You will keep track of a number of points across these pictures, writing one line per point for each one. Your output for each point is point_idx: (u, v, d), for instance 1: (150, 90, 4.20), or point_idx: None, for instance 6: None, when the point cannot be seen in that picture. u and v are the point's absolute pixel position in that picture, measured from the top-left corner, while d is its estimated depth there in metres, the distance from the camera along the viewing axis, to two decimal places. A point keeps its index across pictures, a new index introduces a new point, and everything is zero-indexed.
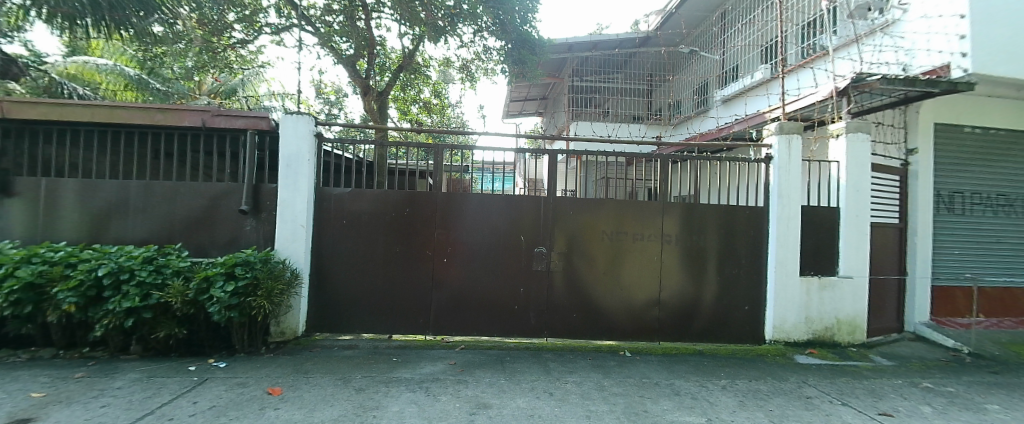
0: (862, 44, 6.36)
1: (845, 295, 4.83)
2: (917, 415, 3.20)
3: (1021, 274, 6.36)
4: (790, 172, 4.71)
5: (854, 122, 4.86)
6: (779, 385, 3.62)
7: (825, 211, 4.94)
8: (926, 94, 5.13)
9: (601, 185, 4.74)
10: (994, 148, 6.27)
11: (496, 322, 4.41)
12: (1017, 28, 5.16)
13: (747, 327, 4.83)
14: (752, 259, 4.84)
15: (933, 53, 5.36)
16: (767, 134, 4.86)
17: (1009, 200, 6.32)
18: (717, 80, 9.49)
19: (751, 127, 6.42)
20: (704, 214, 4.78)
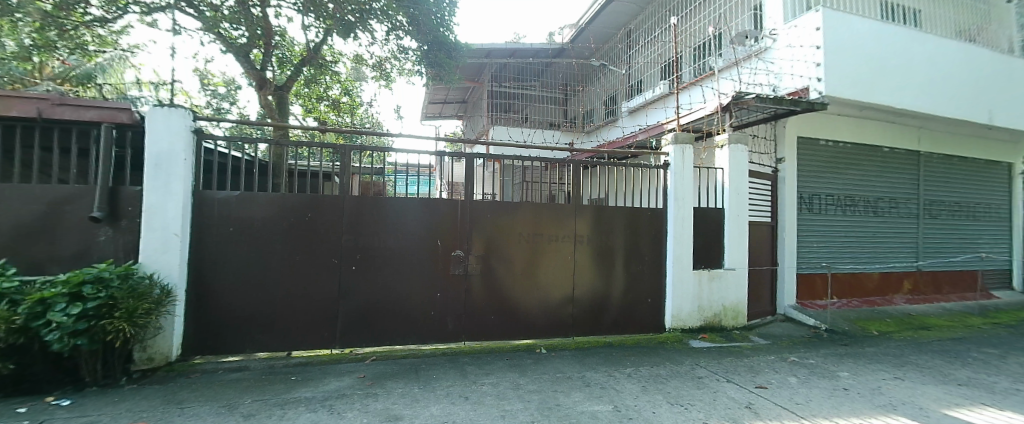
0: (741, 67, 7.25)
1: (729, 284, 5.46)
2: (785, 385, 3.69)
3: (862, 261, 7.69)
4: (684, 177, 5.21)
5: (735, 134, 5.52)
6: (677, 369, 3.95)
7: (714, 212, 5.53)
8: (790, 111, 6.00)
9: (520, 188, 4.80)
10: (841, 158, 7.51)
11: (409, 329, 4.25)
12: (858, 58, 6.22)
13: (651, 318, 5.22)
14: (654, 256, 5.24)
15: (796, 77, 6.31)
16: (665, 143, 5.31)
17: (851, 200, 7.62)
18: (624, 93, 10.21)
19: (653, 136, 7.00)
20: (613, 215, 5.08)
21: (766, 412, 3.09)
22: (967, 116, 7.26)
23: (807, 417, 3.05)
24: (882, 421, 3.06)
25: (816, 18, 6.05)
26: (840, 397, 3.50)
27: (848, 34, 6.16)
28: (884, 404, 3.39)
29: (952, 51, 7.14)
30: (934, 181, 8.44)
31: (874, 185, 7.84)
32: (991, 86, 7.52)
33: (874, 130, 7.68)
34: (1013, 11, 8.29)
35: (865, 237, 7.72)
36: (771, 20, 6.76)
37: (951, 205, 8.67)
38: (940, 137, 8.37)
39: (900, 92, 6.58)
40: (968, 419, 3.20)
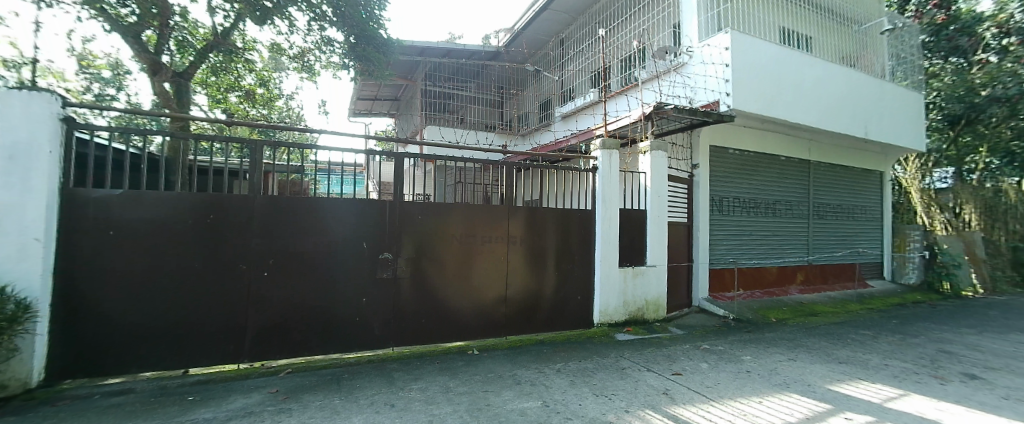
0: (662, 79, 7.78)
1: (651, 280, 5.83)
2: (697, 371, 4.01)
3: (763, 257, 8.59)
4: (610, 181, 5.46)
5: (656, 141, 5.90)
6: (602, 362, 4.12)
7: (637, 213, 5.87)
8: (703, 122, 6.55)
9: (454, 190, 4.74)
10: (746, 164, 8.35)
11: (331, 338, 4.00)
12: (760, 76, 6.96)
13: (580, 315, 5.40)
14: (584, 255, 5.43)
15: (708, 91, 6.93)
16: (593, 148, 5.52)
17: (754, 202, 8.50)
18: (557, 98, 10.51)
19: (583, 142, 7.26)
20: (545, 217, 5.18)
21: (681, 397, 3.32)
22: (846, 129, 8.40)
23: (715, 398, 3.33)
24: (777, 398, 3.43)
25: (725, 39, 6.66)
26: (743, 379, 3.86)
27: (752, 54, 6.86)
28: (779, 383, 3.81)
29: (834, 74, 8.22)
30: (820, 187, 9.68)
31: (773, 189, 8.81)
32: (865, 105, 8.77)
33: (772, 140, 8.63)
34: (883, 42, 9.65)
35: (766, 235, 8.64)
36: (688, 38, 7.32)
37: (834, 207, 9.99)
38: (825, 148, 9.61)
39: (794, 107, 7.46)
40: (844, 391, 3.70)
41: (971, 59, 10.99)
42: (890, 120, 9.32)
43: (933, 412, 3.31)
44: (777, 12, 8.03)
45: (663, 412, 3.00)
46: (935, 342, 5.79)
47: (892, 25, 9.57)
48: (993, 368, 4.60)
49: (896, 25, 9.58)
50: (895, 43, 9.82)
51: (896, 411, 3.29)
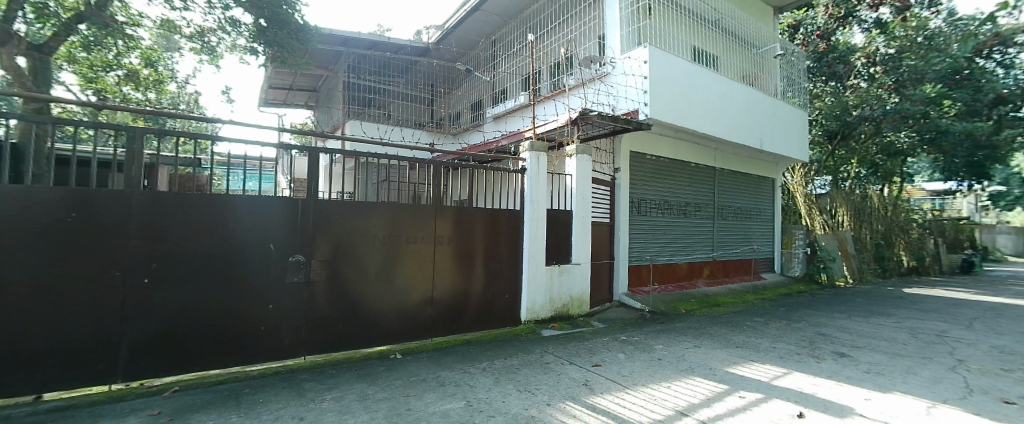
0: (587, 87, 8.13)
1: (575, 277, 6.06)
2: (615, 361, 4.22)
3: (676, 254, 9.32)
4: (539, 183, 5.57)
5: (581, 146, 6.12)
6: (527, 358, 4.18)
7: (563, 214, 6.06)
8: (625, 129, 6.92)
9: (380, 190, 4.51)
10: (661, 170, 8.99)
11: (231, 350, 3.60)
12: (674, 89, 7.56)
13: (508, 313, 5.43)
14: (511, 254, 5.47)
15: (629, 101, 7.40)
16: (523, 150, 5.58)
17: (668, 205, 9.18)
18: (488, 99, 10.53)
19: (512, 143, 7.24)
20: (473, 217, 5.13)
21: (600, 387, 3.47)
22: (745, 140, 9.44)
23: (631, 386, 3.53)
24: (684, 382, 3.73)
25: (644, 53, 7.14)
26: (656, 366, 4.14)
27: (668, 69, 7.42)
28: (686, 368, 4.15)
29: (736, 91, 9.17)
30: (723, 191, 10.74)
31: (685, 192, 9.61)
32: (761, 119, 9.93)
33: (684, 148, 9.41)
34: (775, 64, 10.92)
35: (678, 235, 9.39)
36: (611, 49, 7.73)
37: (735, 209, 11.15)
38: (727, 157, 10.70)
39: (702, 118, 8.21)
40: (740, 372, 4.12)
41: (844, 84, 12.82)
42: (780, 133, 10.61)
43: (810, 386, 3.81)
44: (689, 32, 8.78)
45: (583, 403, 3.11)
46: (814, 326, 6.69)
47: (783, 50, 10.88)
48: (856, 347, 5.42)
49: (786, 51, 10.91)
50: (786, 66, 11.17)
51: (781, 388, 3.74)
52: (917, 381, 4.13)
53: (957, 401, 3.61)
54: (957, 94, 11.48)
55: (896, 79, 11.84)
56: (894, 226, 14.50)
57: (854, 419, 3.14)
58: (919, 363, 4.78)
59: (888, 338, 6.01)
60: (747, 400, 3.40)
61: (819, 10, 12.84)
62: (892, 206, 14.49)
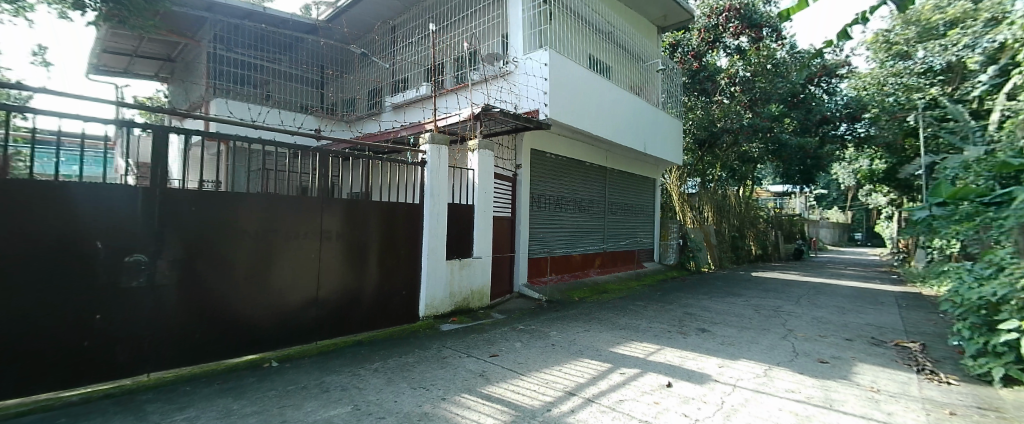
0: (491, 83, 8.15)
1: (476, 270, 6.07)
2: (512, 350, 4.31)
3: (572, 246, 9.89)
4: (439, 176, 5.44)
5: (483, 141, 6.10)
6: (424, 354, 4.06)
7: (465, 208, 6.02)
8: (526, 127, 7.08)
9: (256, 179, 3.96)
10: (559, 168, 9.43)
11: (38, 375, 2.81)
12: (572, 92, 7.96)
13: (405, 309, 5.19)
14: (409, 250, 5.25)
15: (531, 100, 7.60)
16: (423, 141, 5.38)
17: (565, 201, 9.67)
18: (388, 87, 9.99)
19: (411, 134, 6.93)
20: (366, 210, 4.79)
21: (495, 376, 3.51)
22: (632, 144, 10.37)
23: (525, 373, 3.63)
24: (574, 364, 3.96)
25: (544, 55, 7.38)
26: (549, 352, 4.33)
27: (565, 73, 7.77)
28: (576, 351, 4.41)
29: (625, 98, 9.99)
30: (613, 188, 11.67)
31: (579, 189, 10.23)
32: (646, 126, 11.01)
33: (580, 148, 10.00)
34: (658, 77, 12.10)
35: (573, 228, 9.96)
36: (514, 48, 7.86)
37: (622, 205, 12.20)
38: (617, 158, 11.64)
39: (596, 122, 8.82)
40: (622, 351, 4.50)
41: (712, 99, 14.68)
42: (660, 138, 11.83)
43: (678, 359, 4.32)
44: (585, 41, 9.28)
45: (479, 394, 3.11)
46: (683, 306, 7.62)
47: (664, 66, 12.11)
48: (715, 323, 6.31)
49: (667, 67, 12.15)
50: (667, 81, 12.39)
51: (656, 362, 4.18)
52: (759, 348, 4.93)
53: (786, 363, 4.39)
54: (794, 114, 14.40)
55: (750, 97, 13.97)
56: (746, 220, 17.24)
57: (712, 384, 3.64)
58: (761, 334, 5.72)
59: (739, 314, 7.11)
60: (627, 375, 3.74)
61: (694, 33, 14.55)
62: (745, 203, 17.19)
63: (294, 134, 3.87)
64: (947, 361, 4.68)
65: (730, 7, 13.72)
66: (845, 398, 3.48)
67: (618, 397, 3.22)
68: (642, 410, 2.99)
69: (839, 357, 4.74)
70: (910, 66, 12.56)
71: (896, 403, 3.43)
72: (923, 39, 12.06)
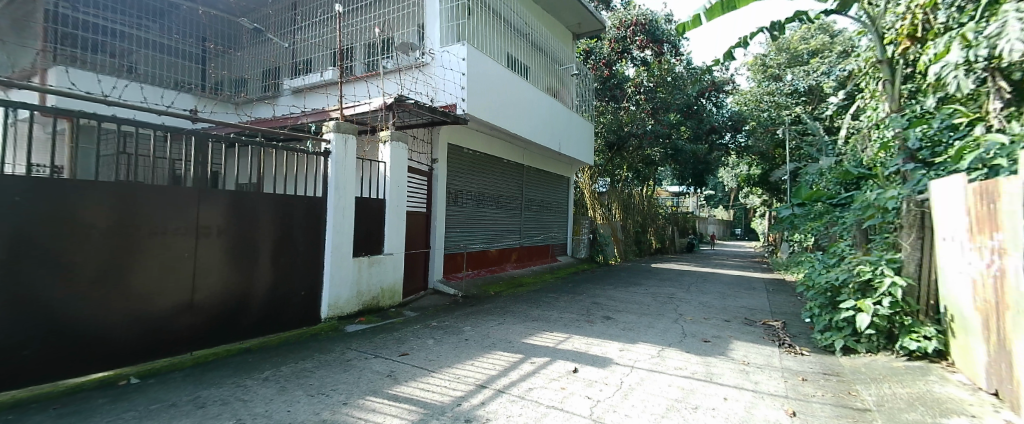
0: (405, 74, 7.83)
1: (386, 268, 5.82)
2: (423, 348, 4.20)
3: (488, 242, 9.94)
4: (345, 168, 5.10)
5: (396, 133, 5.83)
6: (325, 358, 3.78)
7: (374, 202, 5.72)
8: (442, 120, 6.93)
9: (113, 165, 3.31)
10: (477, 164, 9.42)
11: None
12: (489, 89, 7.99)
13: (302, 311, 4.77)
14: (308, 246, 4.84)
15: (448, 93, 7.44)
16: (326, 129, 4.98)
17: (482, 197, 9.68)
18: (288, 69, 9.14)
19: (312, 121, 6.37)
20: (255, 204, 4.29)
21: (404, 375, 3.39)
22: (548, 143, 10.74)
23: (436, 369, 3.56)
24: (486, 358, 3.97)
25: (461, 49, 7.29)
26: (462, 347, 4.30)
27: (483, 69, 7.76)
28: (489, 344, 4.44)
29: (541, 98, 10.29)
30: (529, 185, 11.97)
31: (497, 185, 10.32)
32: (561, 126, 11.46)
33: (498, 145, 10.07)
34: (572, 82, 12.59)
35: (490, 224, 10.01)
36: (431, 40, 7.66)
37: (538, 201, 12.55)
38: (534, 156, 11.95)
39: (513, 120, 8.96)
40: (533, 342, 4.63)
41: (620, 106, 15.70)
42: (574, 140, 12.38)
43: (584, 346, 4.57)
44: (503, 39, 9.39)
45: (385, 395, 2.96)
46: (591, 296, 8.09)
47: (579, 71, 12.65)
48: (619, 311, 6.79)
49: (581, 72, 12.67)
50: (581, 84, 13.02)
51: (564, 350, 4.37)
52: (655, 332, 5.41)
53: (677, 344, 4.88)
54: (688, 123, 15.84)
55: (653, 106, 15.19)
56: (648, 217, 18.84)
57: (613, 367, 3.90)
58: (657, 319, 6.27)
59: (639, 302, 7.73)
60: (537, 364, 3.86)
61: (605, 43, 15.37)
62: (647, 202, 18.79)
63: (163, 113, 3.30)
64: (801, 336, 5.56)
65: (637, 22, 14.95)
66: (723, 371, 3.95)
67: (528, 386, 3.30)
68: (550, 396, 3.10)
69: (719, 336, 5.39)
70: (781, 87, 16.43)
71: (761, 373, 3.99)
72: (791, 64, 16.65)
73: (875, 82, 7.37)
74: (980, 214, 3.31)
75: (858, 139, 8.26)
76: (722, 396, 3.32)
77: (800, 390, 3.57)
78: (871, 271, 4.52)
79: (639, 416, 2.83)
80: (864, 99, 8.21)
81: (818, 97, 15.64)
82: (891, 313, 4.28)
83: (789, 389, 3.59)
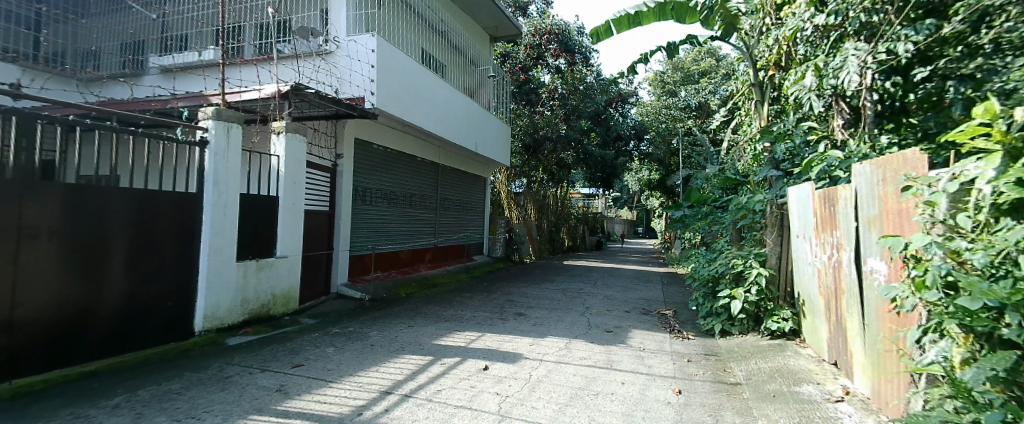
0: (303, 61, 7.20)
1: (277, 272, 5.31)
2: (320, 357, 3.89)
3: (399, 242, 9.57)
4: (228, 161, 4.54)
5: (292, 124, 5.37)
6: (199, 377, 3.32)
7: (263, 200, 5.18)
8: (347, 114, 6.51)
9: None
10: (387, 162, 9.00)
11: None
12: (401, 84, 7.69)
13: (166, 326, 4.09)
14: (176, 250, 4.19)
15: (354, 86, 6.99)
16: (203, 116, 4.39)
17: (393, 196, 9.28)
18: (156, 44, 7.87)
19: (186, 106, 5.55)
20: (103, 199, 3.60)
21: (297, 388, 3.09)
22: (465, 142, 10.71)
23: (335, 379, 3.31)
24: (392, 362, 3.79)
25: (370, 40, 6.92)
26: (366, 353, 4.06)
27: (395, 63, 7.46)
28: (396, 348, 4.25)
29: (457, 97, 10.21)
30: (444, 184, 11.75)
31: (409, 184, 9.96)
32: (477, 127, 11.46)
33: (411, 142, 9.74)
34: (489, 84, 12.65)
35: (401, 224, 9.62)
36: (335, 27, 7.15)
37: (453, 201, 12.38)
38: (450, 156, 11.79)
39: (427, 118, 8.75)
40: (443, 343, 4.54)
41: (535, 110, 16.14)
42: (491, 140, 12.47)
43: (494, 343, 4.60)
44: (417, 34, 9.15)
45: (272, 412, 2.68)
46: (505, 294, 8.21)
47: (495, 73, 12.77)
48: (530, 307, 6.97)
49: (497, 74, 12.77)
50: (497, 86, 13.14)
51: (475, 349, 4.35)
52: (563, 325, 5.64)
53: (583, 336, 5.14)
54: (598, 129, 16.88)
55: (565, 112, 15.92)
56: (561, 217, 19.70)
57: (522, 362, 3.97)
58: (566, 313, 6.55)
59: (551, 297, 8.02)
60: (446, 365, 3.79)
61: (521, 48, 15.73)
62: (560, 202, 19.62)
63: None
64: (688, 322, 6.20)
65: (550, 32, 15.59)
66: (622, 358, 4.25)
67: (436, 388, 3.21)
68: (458, 396, 3.06)
69: (620, 326, 5.80)
70: (676, 101, 18.99)
71: (655, 357, 4.36)
72: (684, 82, 18.87)
73: (749, 101, 8.53)
74: (824, 215, 3.94)
75: (735, 150, 9.47)
76: (620, 381, 3.56)
77: (685, 370, 3.97)
78: (743, 264, 5.17)
79: (545, 407, 2.91)
80: (740, 116, 9.43)
81: (705, 113, 18.05)
82: (757, 299, 4.95)
83: (677, 370, 3.96)
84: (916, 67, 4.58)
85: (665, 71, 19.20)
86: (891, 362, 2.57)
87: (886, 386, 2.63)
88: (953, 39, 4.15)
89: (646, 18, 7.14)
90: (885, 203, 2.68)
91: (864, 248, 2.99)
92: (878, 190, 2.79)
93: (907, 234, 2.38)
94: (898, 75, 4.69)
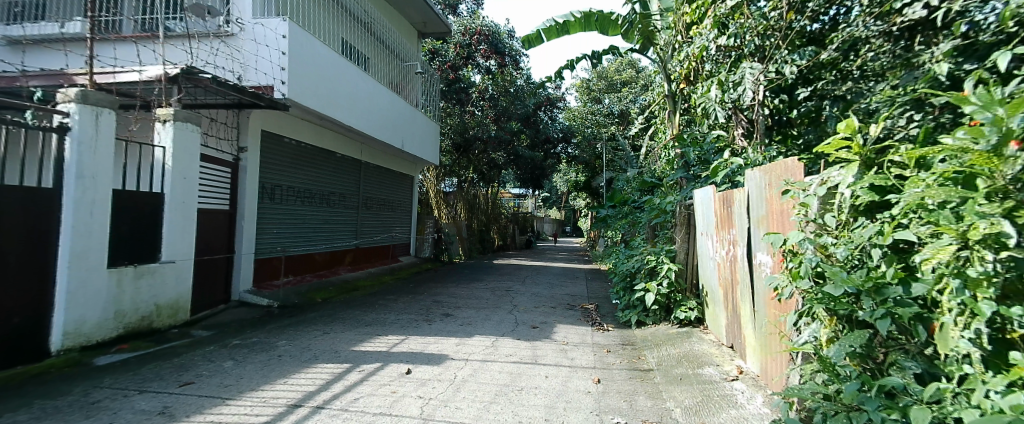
0: (197, 42, 6.43)
1: (161, 279, 4.68)
2: (216, 373, 3.48)
3: (315, 244, 8.94)
4: (98, 150, 3.89)
5: (182, 112, 4.77)
6: (54, 405, 2.80)
7: (143, 197, 4.52)
8: (253, 104, 5.93)
9: None
10: (302, 157, 8.37)
11: None
12: (318, 76, 7.19)
13: (9, 346, 3.39)
14: (23, 255, 3.49)
15: (260, 73, 6.40)
16: (62, 98, 3.71)
17: (308, 194, 8.64)
18: (4, 10, 6.60)
19: (41, 85, 4.69)
20: None
21: (185, 409, 2.73)
22: (390, 140, 10.29)
23: (234, 396, 2.99)
24: (303, 373, 3.51)
25: (281, 25, 6.38)
26: (272, 365, 3.72)
27: (311, 52, 6.95)
28: (309, 358, 3.95)
29: (381, 93, 9.80)
30: (367, 183, 11.21)
31: (327, 182, 9.36)
32: (404, 124, 11.09)
33: (329, 137, 9.15)
34: (418, 81, 12.31)
35: (317, 224, 9.00)
36: (239, 7, 6.49)
37: (378, 201, 11.86)
38: (374, 153, 11.29)
39: (347, 113, 8.26)
40: (364, 349, 4.31)
41: (465, 110, 15.94)
42: (418, 138, 12.14)
43: (418, 346, 4.47)
44: (337, 23, 8.62)
45: None
46: (432, 295, 8.04)
47: (423, 69, 12.43)
48: (458, 307, 6.89)
49: (425, 71, 12.47)
50: (426, 84, 12.84)
51: (398, 353, 4.18)
52: (491, 324, 5.65)
53: (510, 333, 5.19)
54: (528, 131, 17.21)
55: (495, 112, 16.01)
56: (492, 217, 19.78)
57: (447, 363, 3.90)
58: (494, 312, 6.56)
59: (479, 297, 8.00)
60: (365, 371, 3.60)
61: (450, 45, 15.46)
62: (490, 202, 19.69)
63: None
64: (608, 315, 6.53)
65: (480, 32, 15.48)
66: (546, 353, 4.35)
67: (352, 396, 3.03)
68: (376, 403, 2.91)
69: (545, 322, 5.94)
70: (601, 108, 19.88)
71: (577, 350, 4.53)
72: (608, 90, 19.90)
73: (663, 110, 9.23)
74: (723, 215, 4.37)
75: (652, 156, 10.19)
76: (543, 375, 3.63)
77: (604, 360, 4.17)
78: (656, 259, 5.57)
79: (469, 407, 2.88)
80: (656, 124, 10.18)
81: (626, 120, 19.20)
82: (669, 291, 5.36)
83: (597, 361, 4.15)
84: (799, 87, 5.14)
85: (591, 79, 20.14)
86: (776, 343, 2.88)
87: (771, 364, 2.95)
88: (829, 64, 4.81)
89: (573, 28, 7.51)
90: (770, 204, 3.02)
91: (755, 243, 3.33)
92: (764, 192, 3.14)
93: (786, 231, 2.71)
94: (785, 94, 5.23)
